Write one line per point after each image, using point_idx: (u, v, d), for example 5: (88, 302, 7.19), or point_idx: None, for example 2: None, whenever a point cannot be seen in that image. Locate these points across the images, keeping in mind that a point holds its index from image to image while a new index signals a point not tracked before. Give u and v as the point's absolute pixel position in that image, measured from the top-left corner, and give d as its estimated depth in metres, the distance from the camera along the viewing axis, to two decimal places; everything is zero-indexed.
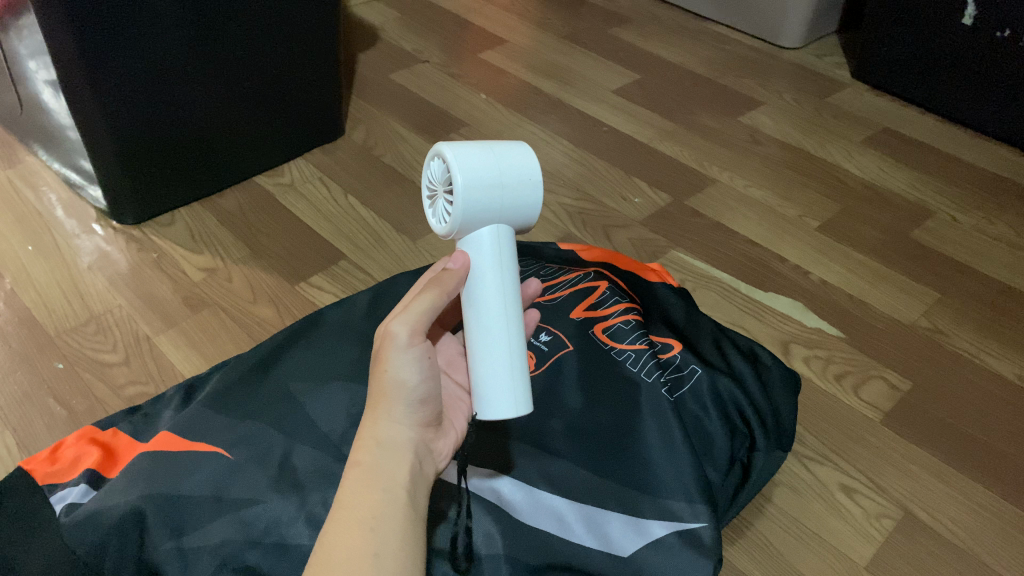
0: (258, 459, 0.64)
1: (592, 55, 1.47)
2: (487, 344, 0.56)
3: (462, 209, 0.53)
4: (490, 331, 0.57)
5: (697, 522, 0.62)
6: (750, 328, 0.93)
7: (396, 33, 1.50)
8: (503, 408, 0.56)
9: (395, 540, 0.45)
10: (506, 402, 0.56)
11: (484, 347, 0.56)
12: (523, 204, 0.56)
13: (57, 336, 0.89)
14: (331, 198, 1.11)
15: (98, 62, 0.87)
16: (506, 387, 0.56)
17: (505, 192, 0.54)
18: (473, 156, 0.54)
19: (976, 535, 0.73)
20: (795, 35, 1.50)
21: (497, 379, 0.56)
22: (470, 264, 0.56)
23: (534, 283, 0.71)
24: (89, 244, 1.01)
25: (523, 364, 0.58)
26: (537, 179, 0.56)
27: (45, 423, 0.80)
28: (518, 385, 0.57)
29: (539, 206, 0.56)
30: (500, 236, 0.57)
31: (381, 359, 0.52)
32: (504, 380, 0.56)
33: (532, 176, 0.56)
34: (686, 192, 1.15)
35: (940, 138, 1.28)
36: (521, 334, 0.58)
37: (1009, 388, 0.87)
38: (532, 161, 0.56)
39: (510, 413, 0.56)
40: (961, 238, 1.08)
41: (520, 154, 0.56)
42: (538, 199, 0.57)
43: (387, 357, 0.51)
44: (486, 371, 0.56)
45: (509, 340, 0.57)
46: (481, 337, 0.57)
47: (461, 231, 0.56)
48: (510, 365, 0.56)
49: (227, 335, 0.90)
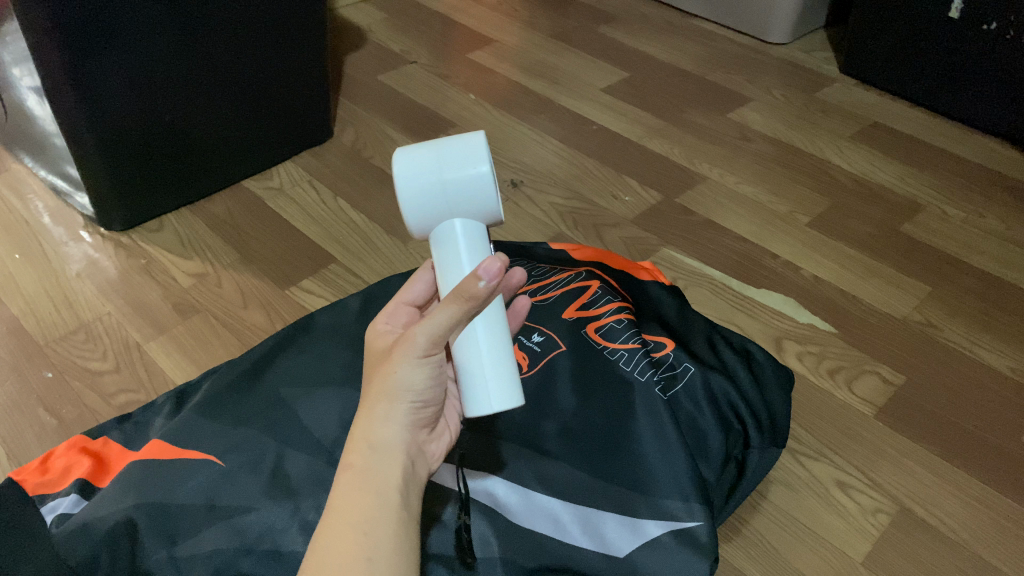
0: (250, 466, 0.63)
1: (581, 54, 1.47)
2: (470, 339, 0.55)
3: (406, 210, 0.54)
4: (473, 326, 0.55)
5: (693, 521, 0.61)
6: (743, 325, 0.93)
7: (384, 34, 1.50)
8: (485, 402, 0.54)
9: (388, 544, 0.44)
10: (493, 391, 0.54)
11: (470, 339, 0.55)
12: (476, 196, 0.53)
13: (46, 345, 0.88)
14: (321, 201, 1.10)
15: (82, 67, 0.87)
16: (491, 377, 0.54)
17: (450, 188, 0.53)
18: (413, 158, 0.53)
19: (971, 527, 0.73)
20: (784, 30, 1.50)
21: (479, 373, 0.55)
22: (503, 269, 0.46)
23: (518, 272, 0.65)
24: (77, 251, 1.00)
25: (510, 357, 0.56)
26: (488, 168, 0.53)
27: (35, 433, 0.79)
28: (504, 375, 0.55)
29: (494, 197, 0.53)
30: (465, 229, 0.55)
31: (390, 357, 0.49)
32: (490, 371, 0.55)
33: (479, 167, 0.53)
34: (677, 190, 1.15)
35: (930, 132, 1.28)
36: (503, 327, 0.57)
37: (1001, 380, 0.87)
38: (480, 152, 0.53)
39: (498, 404, 0.54)
40: (952, 231, 1.08)
41: (471, 145, 0.53)
42: (494, 188, 0.53)
43: (399, 359, 0.49)
44: (469, 365, 0.55)
45: (491, 333, 0.56)
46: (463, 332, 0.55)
47: (425, 229, 0.55)
48: (493, 359, 0.55)
49: (218, 340, 0.90)
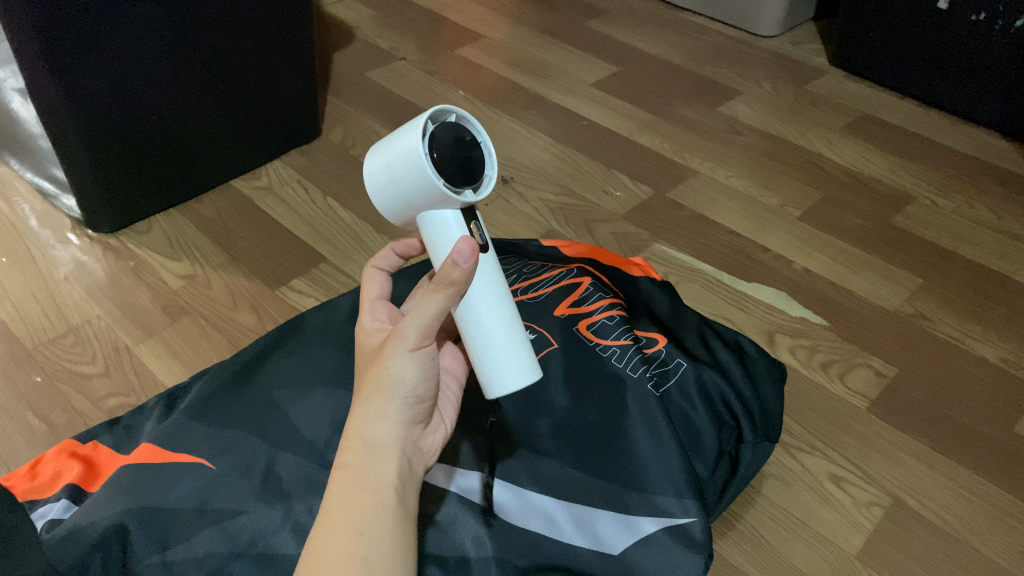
0: (241, 469, 0.63)
1: (569, 49, 1.46)
2: (485, 328, 0.55)
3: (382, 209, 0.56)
4: (485, 315, 0.55)
5: (687, 517, 0.61)
6: (735, 320, 0.93)
7: (372, 31, 1.49)
8: (513, 377, 0.55)
9: (384, 543, 0.44)
10: (514, 372, 0.55)
11: (479, 328, 0.55)
12: (423, 188, 0.52)
13: (34, 349, 0.87)
14: (310, 200, 1.10)
15: (67, 68, 0.86)
16: (509, 360, 0.55)
17: (399, 185, 0.53)
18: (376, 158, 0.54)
19: (965, 519, 0.73)
20: (773, 23, 1.50)
21: (501, 355, 0.55)
22: (475, 248, 0.48)
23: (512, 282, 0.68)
24: (66, 254, 0.99)
25: (522, 335, 0.57)
26: (418, 160, 0.50)
27: (25, 438, 0.78)
28: (522, 353, 0.56)
29: (434, 187, 0.51)
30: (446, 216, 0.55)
31: (382, 353, 0.49)
32: (504, 352, 0.55)
33: (412, 161, 0.51)
34: (667, 184, 1.14)
35: (919, 123, 1.28)
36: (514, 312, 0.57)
37: (993, 371, 0.87)
38: (411, 140, 0.50)
39: (520, 383, 0.55)
40: (943, 222, 1.08)
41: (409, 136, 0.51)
42: (432, 180, 0.51)
43: (391, 355, 0.49)
44: (489, 350, 0.55)
45: (504, 318, 0.56)
46: (477, 324, 0.56)
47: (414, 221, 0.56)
48: (510, 340, 0.56)
49: (208, 342, 0.89)
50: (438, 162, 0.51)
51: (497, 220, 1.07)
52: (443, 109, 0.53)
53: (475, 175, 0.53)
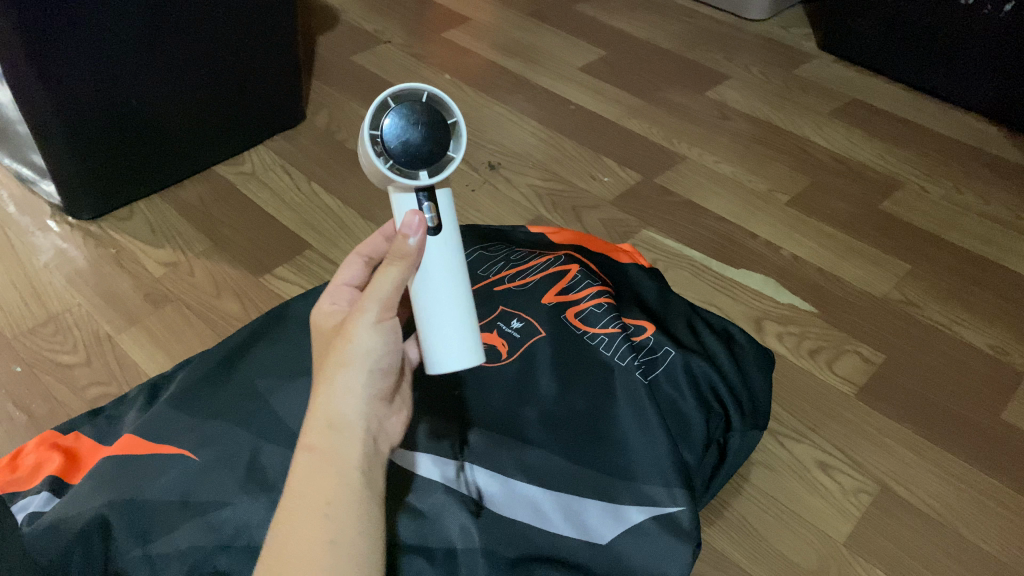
0: (225, 461, 0.62)
1: (557, 32, 1.45)
2: (436, 309, 0.54)
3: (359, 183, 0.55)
4: (440, 294, 0.54)
5: (675, 505, 0.61)
6: (723, 306, 0.93)
7: (357, 13, 1.47)
8: (454, 360, 0.54)
9: (351, 524, 0.42)
10: (458, 354, 0.54)
11: (428, 311, 0.54)
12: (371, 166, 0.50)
13: (14, 339, 0.86)
14: (295, 185, 1.08)
15: (44, 51, 0.84)
16: (454, 343, 0.54)
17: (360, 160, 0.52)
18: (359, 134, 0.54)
19: (951, 505, 0.74)
20: (761, 7, 1.49)
21: (449, 338, 0.54)
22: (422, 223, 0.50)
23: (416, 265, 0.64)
24: (46, 242, 0.98)
25: (471, 315, 0.56)
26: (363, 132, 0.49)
27: (5, 428, 0.77)
28: (466, 340, 0.55)
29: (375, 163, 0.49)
30: (401, 199, 0.53)
31: (343, 332, 0.48)
32: (450, 334, 0.54)
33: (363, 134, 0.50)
34: (656, 169, 1.14)
35: (908, 107, 1.28)
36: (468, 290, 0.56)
37: (980, 357, 0.87)
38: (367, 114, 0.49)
39: (460, 365, 0.55)
40: (931, 207, 1.08)
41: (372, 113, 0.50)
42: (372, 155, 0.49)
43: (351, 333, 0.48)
44: (437, 331, 0.54)
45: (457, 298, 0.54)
46: (429, 303, 0.54)
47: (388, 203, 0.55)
48: (460, 322, 0.54)
49: (192, 330, 0.88)
50: (383, 147, 0.50)
51: (485, 206, 1.07)
52: (412, 88, 0.50)
53: (427, 162, 0.50)
